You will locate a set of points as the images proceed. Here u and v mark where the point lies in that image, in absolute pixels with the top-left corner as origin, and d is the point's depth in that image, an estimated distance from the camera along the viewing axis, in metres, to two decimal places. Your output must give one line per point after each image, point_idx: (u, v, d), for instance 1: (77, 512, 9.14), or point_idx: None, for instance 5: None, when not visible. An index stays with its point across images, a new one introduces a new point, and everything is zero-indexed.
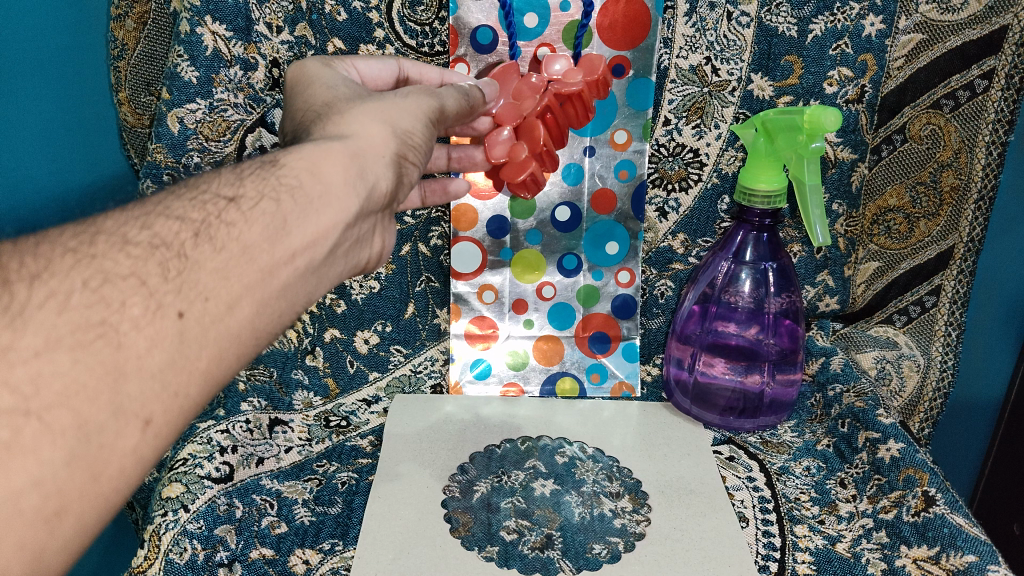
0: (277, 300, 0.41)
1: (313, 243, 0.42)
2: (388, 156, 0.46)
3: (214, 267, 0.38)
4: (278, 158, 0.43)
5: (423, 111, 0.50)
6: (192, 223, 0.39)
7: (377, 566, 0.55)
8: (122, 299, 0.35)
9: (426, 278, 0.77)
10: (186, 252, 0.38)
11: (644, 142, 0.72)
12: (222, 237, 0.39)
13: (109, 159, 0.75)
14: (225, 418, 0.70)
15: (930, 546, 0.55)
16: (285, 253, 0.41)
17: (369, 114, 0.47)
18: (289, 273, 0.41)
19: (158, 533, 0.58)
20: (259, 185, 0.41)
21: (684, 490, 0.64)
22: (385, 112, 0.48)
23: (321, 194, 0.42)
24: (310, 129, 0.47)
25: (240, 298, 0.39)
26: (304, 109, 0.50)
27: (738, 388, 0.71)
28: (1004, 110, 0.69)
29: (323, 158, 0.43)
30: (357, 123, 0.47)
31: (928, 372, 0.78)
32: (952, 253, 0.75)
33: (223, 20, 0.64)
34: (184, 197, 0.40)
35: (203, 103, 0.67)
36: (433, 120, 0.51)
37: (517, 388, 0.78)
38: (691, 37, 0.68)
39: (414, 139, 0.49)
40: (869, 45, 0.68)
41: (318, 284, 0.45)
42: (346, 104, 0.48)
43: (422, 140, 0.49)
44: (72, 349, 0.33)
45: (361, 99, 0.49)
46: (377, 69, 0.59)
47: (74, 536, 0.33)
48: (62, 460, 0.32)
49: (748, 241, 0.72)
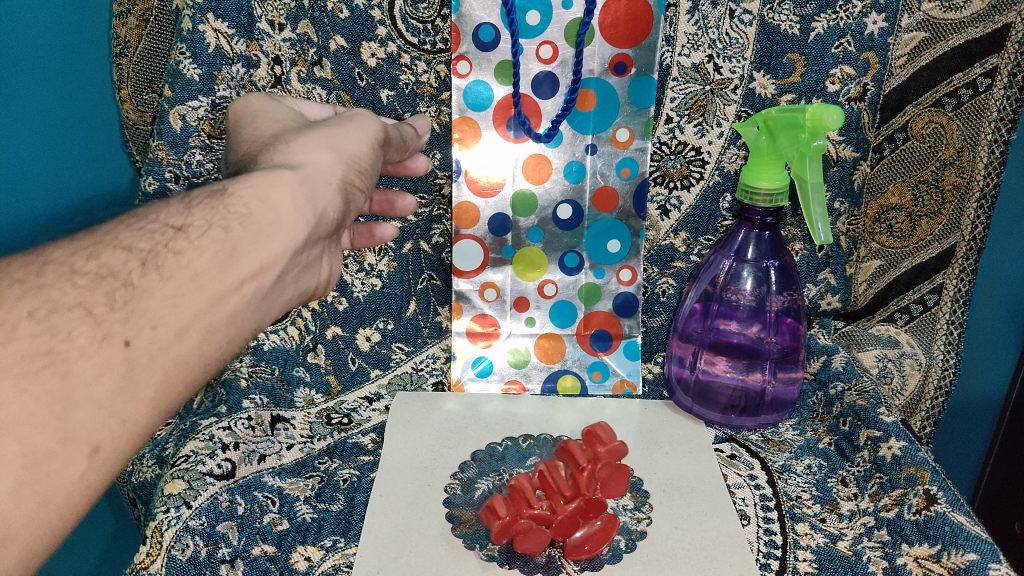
0: (227, 325, 0.44)
1: (262, 269, 0.45)
2: (335, 182, 0.49)
3: (165, 294, 0.41)
4: (228, 186, 0.46)
5: (369, 137, 0.53)
6: (140, 253, 0.42)
7: (377, 565, 0.55)
8: (69, 328, 0.38)
9: (427, 276, 0.78)
10: (134, 281, 0.41)
11: (646, 140, 0.72)
12: (170, 265, 0.42)
13: (114, 171, 0.77)
14: (227, 414, 0.70)
15: (931, 545, 0.55)
16: (235, 280, 0.44)
17: (317, 141, 0.50)
18: (238, 299, 0.44)
19: (160, 529, 0.58)
20: (208, 214, 0.44)
21: (684, 489, 0.64)
22: (332, 140, 0.51)
23: (271, 220, 0.45)
24: (260, 155, 0.50)
25: (190, 326, 0.41)
26: (251, 140, 0.53)
27: (740, 387, 0.71)
28: (1006, 108, 0.69)
29: (272, 186, 0.46)
30: (305, 150, 0.49)
31: (930, 370, 0.78)
32: (953, 253, 0.74)
33: (225, 17, 0.64)
34: (132, 227, 0.44)
35: (205, 100, 0.67)
36: (379, 145, 0.54)
37: (519, 385, 0.78)
38: (693, 35, 0.68)
39: (361, 163, 0.52)
40: (871, 43, 0.68)
41: (269, 308, 0.47)
42: (292, 134, 0.51)
43: (368, 165, 0.52)
44: (18, 377, 0.36)
45: (306, 128, 0.52)
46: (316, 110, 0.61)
47: (17, 561, 0.35)
48: (7, 488, 0.35)
49: (749, 239, 0.72)
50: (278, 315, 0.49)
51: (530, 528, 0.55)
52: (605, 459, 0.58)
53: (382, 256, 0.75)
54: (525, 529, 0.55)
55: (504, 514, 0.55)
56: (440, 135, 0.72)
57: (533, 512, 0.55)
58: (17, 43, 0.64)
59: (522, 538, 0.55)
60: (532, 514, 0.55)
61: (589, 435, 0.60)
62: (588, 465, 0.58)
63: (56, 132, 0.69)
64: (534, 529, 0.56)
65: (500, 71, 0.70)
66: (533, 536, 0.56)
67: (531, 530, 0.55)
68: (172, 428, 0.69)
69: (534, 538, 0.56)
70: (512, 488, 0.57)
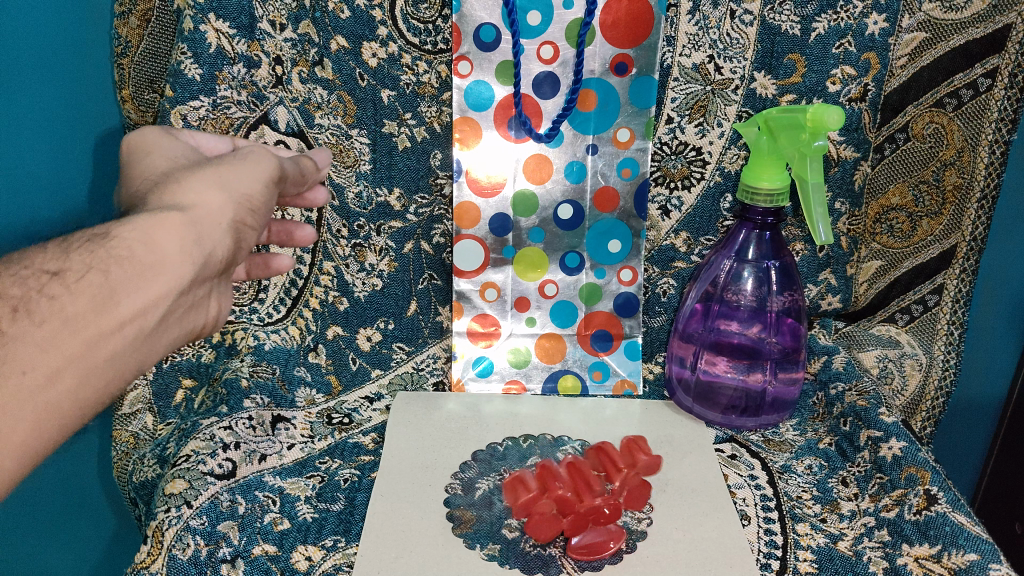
0: (104, 366, 0.45)
1: (142, 311, 0.46)
2: (225, 222, 0.50)
3: (35, 340, 0.42)
4: (110, 230, 0.46)
5: (264, 174, 0.53)
6: (12, 299, 0.43)
7: (378, 565, 0.55)
8: None
9: (428, 276, 0.78)
10: (5, 327, 0.42)
11: (647, 140, 0.72)
12: (42, 310, 0.43)
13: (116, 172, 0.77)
14: (228, 414, 0.70)
15: (932, 545, 0.55)
16: (113, 323, 0.45)
17: (207, 180, 0.50)
18: (119, 340, 0.45)
19: (161, 529, 0.58)
20: (87, 257, 0.45)
21: (685, 489, 0.64)
22: (223, 178, 0.51)
23: (155, 263, 0.46)
24: (148, 197, 0.50)
25: (62, 370, 0.43)
26: (142, 178, 0.53)
27: (741, 387, 0.71)
28: (1007, 108, 0.69)
29: (156, 228, 0.46)
30: (195, 191, 0.49)
31: (931, 370, 0.77)
32: (954, 253, 0.74)
33: (226, 17, 0.65)
34: (5, 271, 0.44)
35: (207, 100, 0.67)
36: (274, 182, 0.54)
37: (520, 386, 0.78)
38: (694, 35, 0.68)
39: (254, 202, 0.52)
40: (871, 44, 0.68)
41: (151, 350, 0.49)
42: (182, 173, 0.51)
43: (262, 203, 0.53)
44: None
45: (197, 166, 0.52)
46: (212, 143, 0.60)
47: None
48: None
49: (749, 240, 0.72)
50: (162, 356, 0.50)
51: (550, 507, 0.58)
52: (638, 467, 0.63)
53: (383, 256, 0.75)
54: (546, 505, 0.58)
55: (532, 487, 0.59)
56: (441, 135, 0.72)
57: (559, 495, 0.58)
58: (23, 44, 0.63)
59: (539, 515, 0.58)
60: (558, 495, 0.58)
61: (630, 445, 0.66)
62: (624, 468, 0.63)
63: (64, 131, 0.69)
64: (554, 509, 0.58)
65: (502, 71, 0.70)
66: (548, 517, 0.58)
67: (551, 509, 0.58)
68: (175, 429, 0.71)
69: (550, 519, 0.58)
70: (539, 476, 0.61)
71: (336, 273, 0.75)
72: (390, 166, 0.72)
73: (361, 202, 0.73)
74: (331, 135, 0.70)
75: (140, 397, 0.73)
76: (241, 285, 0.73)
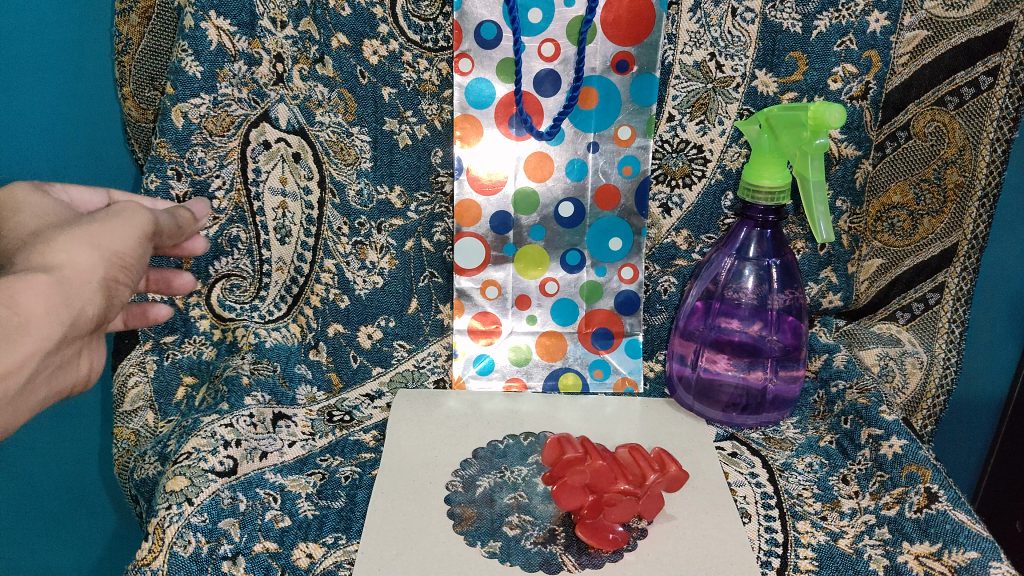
0: None
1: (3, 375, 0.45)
2: (96, 282, 0.48)
3: None
4: None
5: (137, 228, 0.51)
6: None
7: (379, 562, 0.56)
8: None
9: (429, 274, 0.78)
10: None
11: (648, 138, 0.72)
12: None
13: (118, 165, 0.80)
14: (229, 412, 0.69)
15: (932, 543, 0.56)
16: None
17: (75, 238, 0.48)
18: None
19: (162, 526, 0.58)
20: None
21: (686, 487, 0.64)
22: (94, 234, 0.49)
23: (17, 326, 0.45)
24: (15, 257, 0.47)
25: None
26: (5, 237, 0.50)
27: (741, 385, 0.71)
28: (1008, 106, 0.68)
29: (18, 290, 0.45)
30: (63, 249, 0.47)
31: (931, 369, 0.77)
32: (955, 252, 0.74)
33: (227, 14, 0.65)
34: None
35: (208, 97, 0.67)
36: (148, 238, 0.53)
37: (520, 383, 0.78)
38: (696, 33, 0.69)
39: (126, 258, 0.50)
40: (873, 41, 0.68)
41: (14, 412, 0.48)
42: (51, 232, 0.49)
43: (135, 259, 0.51)
44: None
45: (65, 225, 0.50)
46: (86, 198, 0.58)
47: None
48: None
49: (750, 238, 0.72)
50: (28, 417, 0.49)
51: (582, 478, 0.58)
52: (665, 476, 0.59)
53: (384, 254, 0.75)
54: (580, 475, 0.58)
55: (574, 452, 0.60)
56: (442, 133, 0.72)
57: (596, 468, 0.58)
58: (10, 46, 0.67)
59: (568, 483, 0.58)
60: (594, 467, 0.58)
61: (663, 453, 0.61)
62: (655, 472, 0.59)
63: (58, 140, 0.74)
64: (585, 482, 0.58)
65: (503, 69, 0.70)
66: (576, 486, 0.58)
67: (582, 480, 0.58)
68: (176, 425, 0.70)
69: (579, 490, 0.58)
70: (585, 445, 0.61)
71: (337, 270, 0.75)
72: (391, 163, 0.72)
73: (362, 200, 0.73)
74: (332, 133, 0.70)
75: (141, 395, 0.72)
76: (242, 282, 0.74)
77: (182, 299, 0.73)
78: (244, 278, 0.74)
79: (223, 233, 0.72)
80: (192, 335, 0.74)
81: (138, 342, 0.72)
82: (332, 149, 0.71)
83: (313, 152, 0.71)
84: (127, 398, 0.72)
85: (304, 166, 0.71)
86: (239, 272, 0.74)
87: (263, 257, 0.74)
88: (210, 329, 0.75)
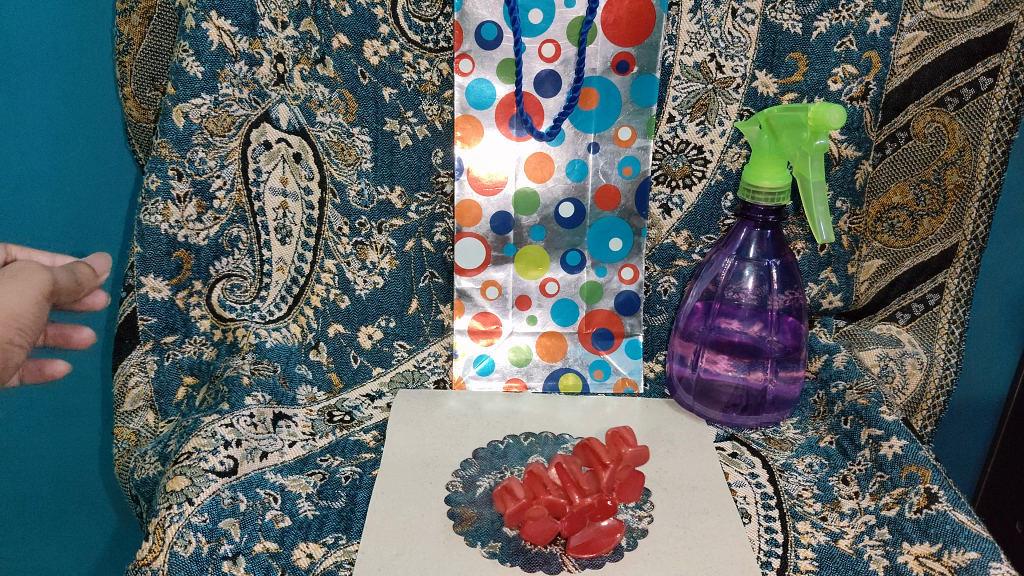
0: None
1: None
2: None
3: None
4: None
5: (36, 288, 0.48)
6: None
7: (379, 562, 0.56)
8: None
9: (429, 274, 0.78)
10: None
11: (649, 139, 0.72)
12: None
13: (119, 164, 0.81)
14: (229, 412, 0.70)
15: (932, 543, 0.56)
16: None
17: None
18: None
19: (163, 526, 0.58)
20: None
21: (687, 487, 0.64)
22: None
23: None
24: None
25: None
26: None
27: (741, 385, 0.71)
28: (1008, 107, 0.68)
29: None
30: None
31: (931, 370, 0.77)
32: (955, 252, 0.74)
33: (228, 15, 0.65)
34: None
35: (208, 97, 0.67)
36: (46, 298, 0.49)
37: (520, 384, 0.78)
38: (697, 34, 0.69)
39: (23, 321, 0.46)
40: (873, 42, 0.68)
41: None
42: None
43: (33, 320, 0.47)
44: None
45: None
46: None
47: None
48: None
49: (751, 238, 0.72)
50: None
51: (544, 515, 0.56)
52: (625, 462, 0.59)
53: (384, 254, 0.75)
54: (540, 513, 0.56)
55: (520, 495, 0.57)
56: (443, 133, 0.72)
57: (549, 500, 0.56)
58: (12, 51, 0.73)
59: (534, 525, 0.56)
60: (548, 500, 0.56)
61: (617, 437, 0.62)
62: (609, 465, 0.59)
63: (57, 143, 0.78)
64: (548, 516, 0.56)
65: (503, 69, 0.70)
66: (544, 528, 0.56)
67: (545, 516, 0.56)
68: (178, 424, 0.71)
69: (545, 528, 0.56)
70: (529, 482, 0.59)
71: (338, 271, 0.75)
72: (392, 164, 0.72)
73: (363, 200, 0.73)
74: (333, 133, 0.70)
75: (141, 395, 0.73)
76: (243, 282, 0.74)
77: (183, 299, 0.73)
78: (245, 278, 0.74)
79: (223, 234, 0.72)
80: (192, 335, 0.74)
81: (138, 342, 0.73)
82: (333, 149, 0.71)
83: (313, 152, 0.71)
84: (127, 397, 0.72)
85: (304, 166, 0.71)
86: (239, 272, 0.74)
87: (263, 257, 0.74)
88: (210, 329, 0.75)
